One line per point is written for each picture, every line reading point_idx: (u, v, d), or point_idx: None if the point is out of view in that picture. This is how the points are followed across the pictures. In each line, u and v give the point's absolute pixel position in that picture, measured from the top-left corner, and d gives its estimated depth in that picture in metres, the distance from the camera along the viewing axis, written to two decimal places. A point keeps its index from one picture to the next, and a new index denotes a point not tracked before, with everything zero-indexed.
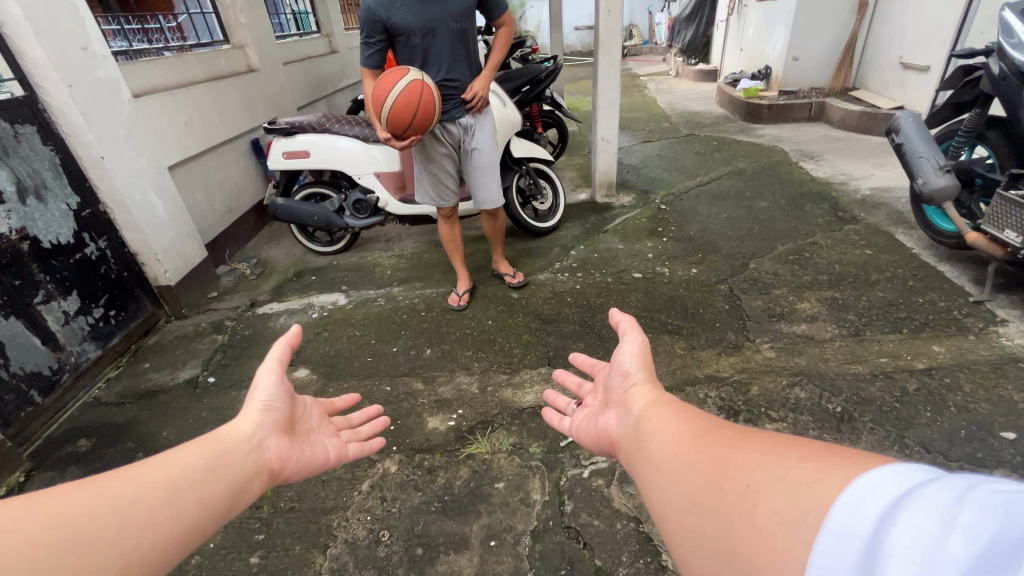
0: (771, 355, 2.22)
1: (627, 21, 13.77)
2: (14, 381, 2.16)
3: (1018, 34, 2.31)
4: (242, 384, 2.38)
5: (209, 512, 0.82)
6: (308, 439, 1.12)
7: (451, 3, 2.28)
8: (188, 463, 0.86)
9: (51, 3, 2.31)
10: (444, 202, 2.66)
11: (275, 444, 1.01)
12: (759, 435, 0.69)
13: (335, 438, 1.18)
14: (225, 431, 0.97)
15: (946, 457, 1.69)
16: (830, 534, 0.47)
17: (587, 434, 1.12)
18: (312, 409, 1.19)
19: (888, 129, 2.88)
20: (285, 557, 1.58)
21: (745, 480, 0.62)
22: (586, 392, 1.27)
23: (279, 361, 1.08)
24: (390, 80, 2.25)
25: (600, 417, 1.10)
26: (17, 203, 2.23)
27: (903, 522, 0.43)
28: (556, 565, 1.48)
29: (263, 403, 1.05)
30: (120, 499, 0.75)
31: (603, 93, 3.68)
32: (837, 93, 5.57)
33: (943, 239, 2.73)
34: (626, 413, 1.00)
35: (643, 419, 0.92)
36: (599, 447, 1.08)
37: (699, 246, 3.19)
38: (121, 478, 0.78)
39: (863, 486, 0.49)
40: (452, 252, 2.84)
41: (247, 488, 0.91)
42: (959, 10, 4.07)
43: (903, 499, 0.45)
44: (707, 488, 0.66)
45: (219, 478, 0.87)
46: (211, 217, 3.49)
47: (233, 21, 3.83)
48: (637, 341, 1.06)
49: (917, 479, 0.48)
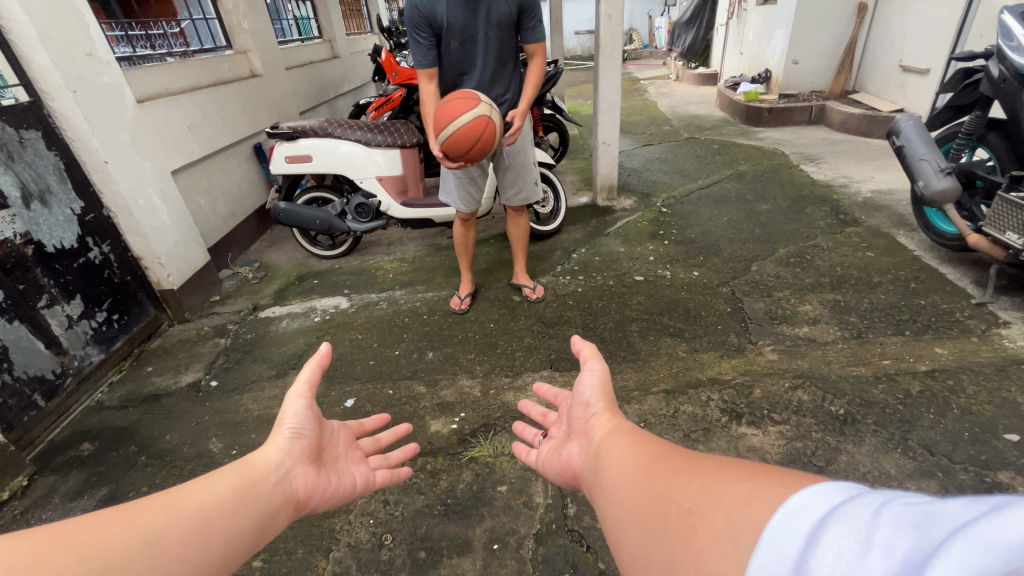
0: (773, 358, 2.21)
1: (628, 25, 13.83)
2: (17, 385, 2.17)
3: (1017, 37, 2.32)
4: (245, 388, 2.38)
5: (239, 540, 0.83)
6: (335, 468, 1.13)
7: (493, 12, 2.29)
8: (220, 491, 0.87)
9: (56, 9, 2.33)
10: (471, 203, 2.65)
11: (302, 474, 1.02)
12: (706, 458, 0.70)
13: (361, 465, 1.20)
14: (254, 457, 0.98)
15: (950, 459, 1.68)
16: (762, 556, 0.47)
17: (552, 465, 1.13)
18: (338, 435, 1.22)
19: (888, 132, 2.89)
20: (288, 561, 1.57)
21: (687, 503, 0.62)
22: (551, 421, 1.29)
23: (308, 386, 1.08)
24: (457, 108, 2.23)
25: (563, 448, 1.11)
26: (22, 208, 2.24)
27: (826, 541, 0.43)
28: (560, 568, 1.47)
29: (292, 430, 1.06)
30: (156, 529, 0.75)
31: (604, 97, 3.69)
32: (836, 97, 5.60)
33: (944, 241, 2.73)
34: (587, 443, 1.01)
35: (604, 448, 0.93)
36: (563, 478, 1.09)
37: (700, 249, 3.19)
38: (155, 504, 0.79)
39: (795, 506, 0.50)
40: (463, 255, 2.83)
41: (275, 519, 0.91)
42: (958, 13, 4.09)
43: (828, 518, 0.46)
44: (655, 514, 0.66)
45: (250, 507, 0.88)
46: (213, 221, 3.50)
47: (236, 27, 3.86)
48: (596, 371, 1.09)
49: (841, 496, 0.49)
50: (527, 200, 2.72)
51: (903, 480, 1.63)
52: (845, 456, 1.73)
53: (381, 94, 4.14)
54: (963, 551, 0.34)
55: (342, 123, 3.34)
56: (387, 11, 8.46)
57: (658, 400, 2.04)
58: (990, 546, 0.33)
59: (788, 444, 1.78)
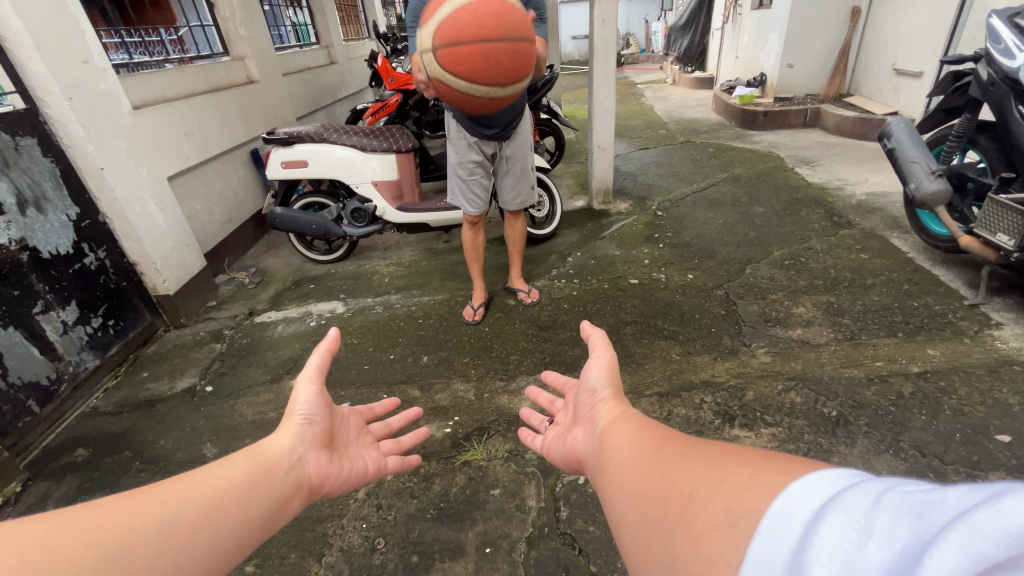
0: (766, 360, 2.22)
1: (625, 30, 13.92)
2: (12, 391, 2.17)
3: (1005, 40, 2.34)
4: (240, 393, 2.38)
5: (251, 525, 0.83)
6: (346, 453, 1.14)
7: None
8: (233, 477, 0.88)
9: (52, 16, 2.35)
10: (472, 206, 2.69)
11: (314, 460, 1.03)
12: (708, 445, 0.71)
13: (372, 451, 1.21)
14: (269, 445, 0.99)
15: (941, 460, 1.69)
16: (760, 545, 0.47)
17: (556, 451, 1.14)
18: (350, 421, 1.22)
19: (880, 134, 2.90)
20: (281, 565, 1.58)
21: (687, 489, 0.63)
22: (557, 409, 1.29)
23: (317, 372, 1.10)
24: None
25: (568, 434, 1.12)
26: (17, 214, 2.25)
27: (825, 530, 0.43)
28: (551, 571, 1.48)
29: (304, 417, 1.07)
30: (167, 515, 0.75)
31: (599, 101, 3.70)
32: (831, 100, 5.65)
33: (937, 243, 2.75)
34: (593, 430, 1.02)
35: (610, 433, 0.93)
36: (568, 464, 1.09)
37: (695, 251, 3.21)
38: (166, 490, 0.79)
39: (792, 493, 0.50)
40: (473, 260, 2.81)
41: (288, 504, 0.92)
42: (951, 17, 4.12)
43: (826, 506, 0.46)
44: (657, 498, 0.67)
45: (262, 493, 0.88)
46: (210, 226, 3.51)
47: (233, 33, 3.88)
48: (605, 359, 1.09)
49: (840, 483, 0.49)
50: (525, 204, 2.80)
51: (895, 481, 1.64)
52: (837, 457, 1.74)
53: (377, 100, 4.16)
54: (961, 539, 0.35)
55: (337, 128, 3.34)
56: (384, 17, 8.50)
57: (651, 403, 2.04)
58: (988, 534, 0.34)
59: (780, 445, 1.79)
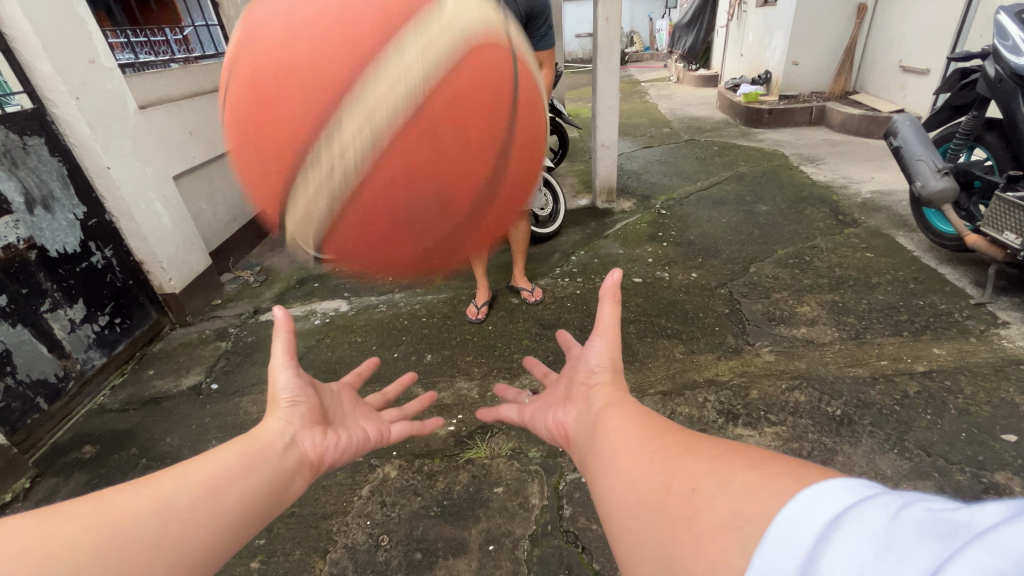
0: (770, 359, 2.21)
1: (629, 28, 13.87)
2: (20, 389, 2.20)
3: (1014, 37, 2.33)
4: (244, 391, 2.40)
5: (251, 506, 0.84)
6: (342, 425, 1.15)
7: None
8: (228, 461, 0.88)
9: (59, 17, 2.37)
10: None
11: (309, 437, 1.03)
12: (712, 442, 0.71)
13: (371, 421, 1.23)
14: (260, 431, 1.00)
15: (946, 460, 1.68)
16: (767, 551, 0.47)
17: (542, 426, 1.16)
18: (340, 396, 1.23)
19: (886, 132, 2.88)
20: (285, 562, 1.59)
21: (689, 486, 0.63)
22: (550, 381, 1.31)
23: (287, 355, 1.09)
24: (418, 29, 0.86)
25: (558, 410, 1.14)
26: (25, 213, 2.28)
27: (838, 540, 0.44)
28: (554, 569, 1.48)
29: (291, 398, 1.07)
30: (164, 499, 0.76)
31: (603, 99, 3.68)
32: (836, 97, 5.61)
33: (944, 241, 2.73)
34: (587, 410, 1.03)
35: (604, 416, 0.94)
36: (553, 439, 1.12)
37: (699, 250, 3.20)
38: (162, 478, 0.80)
39: (803, 501, 0.49)
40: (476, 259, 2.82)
41: (288, 483, 0.93)
42: (958, 14, 4.09)
43: (840, 516, 0.46)
44: (655, 491, 0.67)
45: (257, 473, 0.89)
46: (215, 225, 3.53)
47: (237, 32, 3.90)
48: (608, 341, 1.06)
49: (855, 492, 0.49)
50: (530, 205, 2.80)
51: (900, 481, 1.63)
52: (841, 457, 1.73)
53: None
54: (979, 557, 0.35)
55: None
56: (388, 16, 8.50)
57: (654, 402, 2.04)
58: (1007, 555, 0.34)
59: (784, 445, 1.78)
